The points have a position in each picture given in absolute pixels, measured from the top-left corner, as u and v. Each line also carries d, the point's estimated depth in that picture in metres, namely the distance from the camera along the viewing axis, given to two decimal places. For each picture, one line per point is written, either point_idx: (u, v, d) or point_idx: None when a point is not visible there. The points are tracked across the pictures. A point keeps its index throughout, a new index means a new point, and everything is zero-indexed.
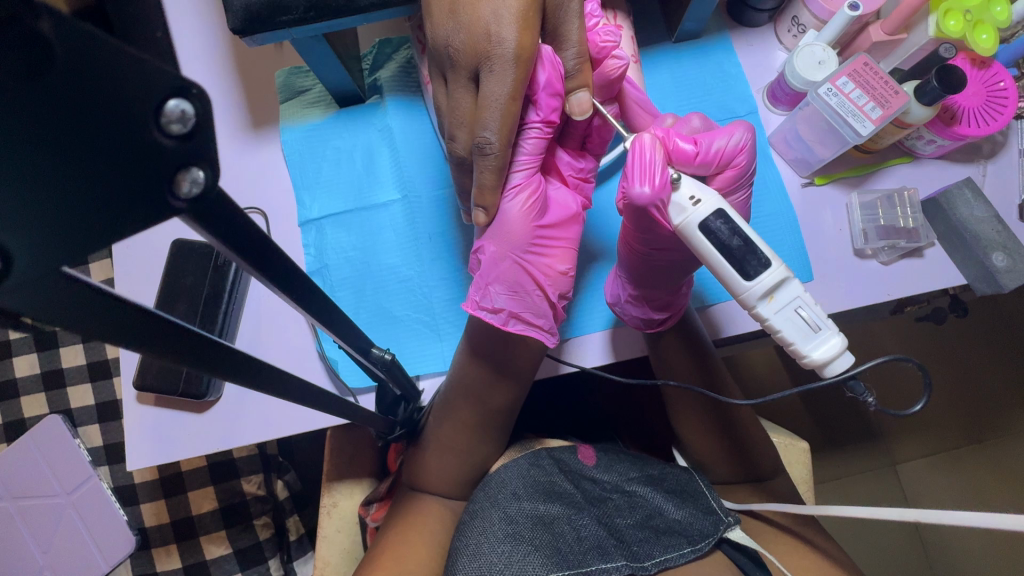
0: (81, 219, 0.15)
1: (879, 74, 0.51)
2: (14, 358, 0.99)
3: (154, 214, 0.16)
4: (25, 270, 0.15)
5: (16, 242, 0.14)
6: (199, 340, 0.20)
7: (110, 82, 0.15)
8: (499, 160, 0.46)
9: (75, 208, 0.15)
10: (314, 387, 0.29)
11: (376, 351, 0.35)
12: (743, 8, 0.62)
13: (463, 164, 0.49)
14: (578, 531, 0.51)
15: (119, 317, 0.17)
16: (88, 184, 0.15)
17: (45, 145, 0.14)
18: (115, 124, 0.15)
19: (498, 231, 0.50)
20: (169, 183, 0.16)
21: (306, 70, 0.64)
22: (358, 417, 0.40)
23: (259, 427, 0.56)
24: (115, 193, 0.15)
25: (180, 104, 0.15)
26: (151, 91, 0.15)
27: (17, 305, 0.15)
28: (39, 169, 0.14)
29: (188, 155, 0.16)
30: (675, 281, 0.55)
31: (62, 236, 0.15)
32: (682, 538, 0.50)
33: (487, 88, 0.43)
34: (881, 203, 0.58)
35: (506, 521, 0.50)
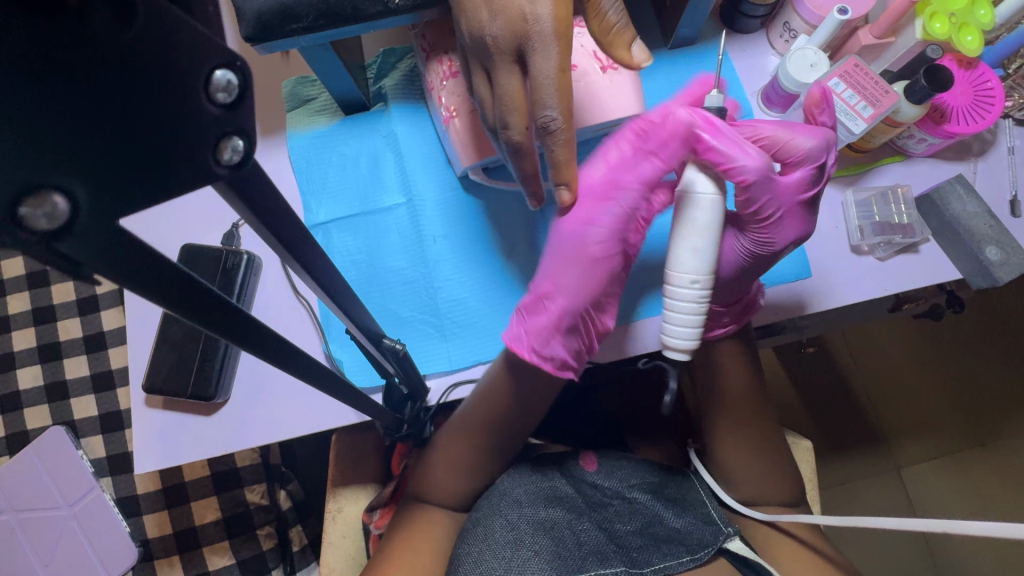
0: (133, 173, 0.16)
1: (869, 75, 0.53)
2: (17, 370, 1.00)
3: (196, 178, 0.17)
4: (88, 217, 0.15)
5: (79, 188, 0.15)
6: (225, 311, 0.20)
7: (163, 52, 0.15)
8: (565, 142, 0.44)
9: (128, 164, 0.16)
10: (328, 375, 0.30)
11: (387, 341, 0.36)
12: (736, 15, 0.64)
13: (519, 154, 0.46)
14: (577, 537, 0.52)
15: (163, 278, 0.18)
16: (141, 143, 0.16)
17: (105, 105, 0.15)
18: (166, 90, 0.16)
19: (558, 270, 0.54)
20: (213, 149, 0.17)
21: (313, 79, 0.65)
22: (369, 408, 0.40)
23: (266, 429, 0.57)
24: (162, 154, 0.16)
25: (226, 75, 0.16)
26: (202, 61, 0.16)
27: (77, 255, 0.15)
28: (90, 121, 0.15)
29: (230, 126, 0.17)
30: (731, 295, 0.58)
31: (119, 190, 0.16)
32: (682, 548, 0.52)
33: (535, 71, 0.40)
34: (875, 200, 0.60)
35: (508, 530, 0.51)
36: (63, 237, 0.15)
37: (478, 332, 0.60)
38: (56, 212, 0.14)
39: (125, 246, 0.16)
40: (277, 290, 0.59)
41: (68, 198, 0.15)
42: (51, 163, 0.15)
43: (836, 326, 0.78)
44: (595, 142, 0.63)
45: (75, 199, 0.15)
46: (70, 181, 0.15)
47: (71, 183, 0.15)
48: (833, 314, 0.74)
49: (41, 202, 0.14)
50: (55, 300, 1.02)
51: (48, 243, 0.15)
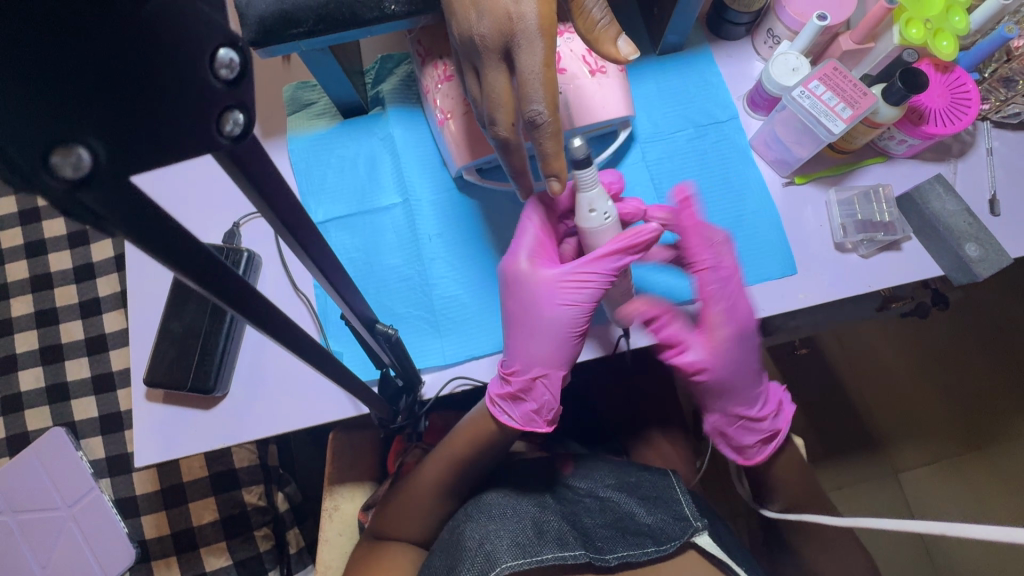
0: (145, 136, 0.17)
1: (848, 78, 0.55)
2: (20, 372, 1.01)
3: (199, 145, 0.18)
4: (107, 171, 0.16)
5: (95, 144, 0.16)
6: (232, 282, 0.21)
7: (172, 29, 0.17)
8: (552, 135, 0.45)
9: (141, 127, 0.17)
10: (323, 355, 0.31)
11: (381, 326, 0.38)
12: (722, 22, 0.67)
13: (511, 148, 0.48)
14: (541, 526, 0.55)
15: (175, 241, 0.19)
16: (153, 110, 0.17)
17: (123, 73, 0.16)
18: (173, 63, 0.17)
19: (527, 349, 0.55)
20: (216, 120, 0.18)
21: (313, 85, 0.67)
22: (360, 393, 0.42)
23: (264, 422, 0.58)
24: (170, 120, 0.18)
25: (229, 54, 0.18)
26: (208, 39, 0.17)
27: (94, 209, 0.16)
28: (108, 85, 0.16)
29: (231, 99, 0.18)
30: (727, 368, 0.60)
31: (133, 150, 0.17)
32: (648, 538, 0.54)
33: (520, 67, 0.42)
34: (858, 199, 0.62)
35: (478, 526, 0.55)
36: (83, 189, 0.16)
37: (472, 328, 0.61)
38: (80, 161, 0.16)
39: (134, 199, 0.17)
40: (276, 288, 0.60)
41: (88, 150, 0.16)
42: (72, 119, 0.16)
43: (826, 326, 0.80)
44: (587, 145, 0.65)
45: (93, 152, 0.16)
46: (88, 136, 0.16)
47: (90, 139, 0.16)
48: (822, 314, 0.76)
49: (67, 154, 0.16)
50: (58, 303, 1.03)
51: (71, 193, 0.16)
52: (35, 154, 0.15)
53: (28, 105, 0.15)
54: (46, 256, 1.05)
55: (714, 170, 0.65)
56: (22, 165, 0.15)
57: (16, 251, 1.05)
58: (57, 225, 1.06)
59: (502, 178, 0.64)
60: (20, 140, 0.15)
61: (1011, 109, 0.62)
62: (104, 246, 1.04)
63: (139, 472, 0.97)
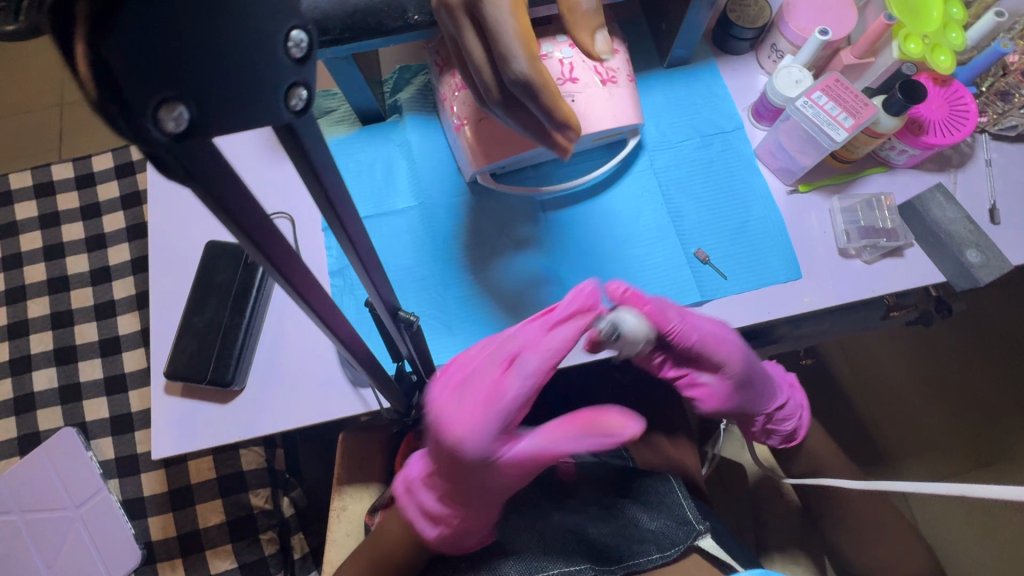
0: (227, 99, 0.16)
1: (849, 89, 0.58)
2: (33, 372, 1.03)
3: (263, 116, 0.17)
4: (196, 129, 0.15)
5: (189, 104, 0.15)
6: (285, 255, 0.22)
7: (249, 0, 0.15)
8: (546, 84, 0.43)
9: (225, 89, 0.16)
10: (351, 337, 0.33)
11: (403, 313, 0.39)
12: (727, 38, 0.69)
13: (518, 105, 0.45)
14: (546, 538, 0.56)
15: (240, 207, 0.19)
16: (235, 76, 0.16)
17: (214, 30, 0.15)
18: (250, 32, 0.16)
19: (471, 507, 0.47)
20: (284, 96, 0.17)
21: (334, 93, 0.70)
22: (377, 381, 0.43)
23: (279, 417, 0.59)
24: (246, 89, 0.16)
25: (300, 34, 0.17)
26: (284, 17, 0.16)
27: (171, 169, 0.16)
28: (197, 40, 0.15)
29: (297, 76, 0.17)
30: (752, 394, 0.60)
31: (216, 112, 0.16)
32: (652, 545, 0.56)
33: (496, 27, 0.41)
34: (860, 206, 0.63)
35: (486, 541, 0.56)
36: (174, 141, 0.15)
37: (483, 327, 0.62)
38: (180, 119, 0.15)
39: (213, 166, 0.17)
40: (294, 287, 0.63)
41: (180, 107, 0.15)
42: (167, 74, 0.14)
43: (831, 335, 0.81)
44: (595, 152, 0.67)
45: (186, 110, 0.15)
46: (180, 95, 0.15)
47: (187, 98, 0.15)
48: (826, 322, 0.77)
49: (169, 110, 0.14)
50: (74, 305, 1.05)
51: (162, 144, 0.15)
52: (140, 108, 0.14)
53: (131, 50, 0.13)
54: (65, 259, 1.07)
55: (719, 178, 0.67)
56: (127, 118, 0.14)
57: (35, 253, 1.07)
58: (76, 229, 1.08)
59: (515, 183, 0.67)
60: (126, 90, 0.14)
61: (1009, 122, 0.64)
62: (120, 250, 1.07)
63: (148, 474, 0.97)
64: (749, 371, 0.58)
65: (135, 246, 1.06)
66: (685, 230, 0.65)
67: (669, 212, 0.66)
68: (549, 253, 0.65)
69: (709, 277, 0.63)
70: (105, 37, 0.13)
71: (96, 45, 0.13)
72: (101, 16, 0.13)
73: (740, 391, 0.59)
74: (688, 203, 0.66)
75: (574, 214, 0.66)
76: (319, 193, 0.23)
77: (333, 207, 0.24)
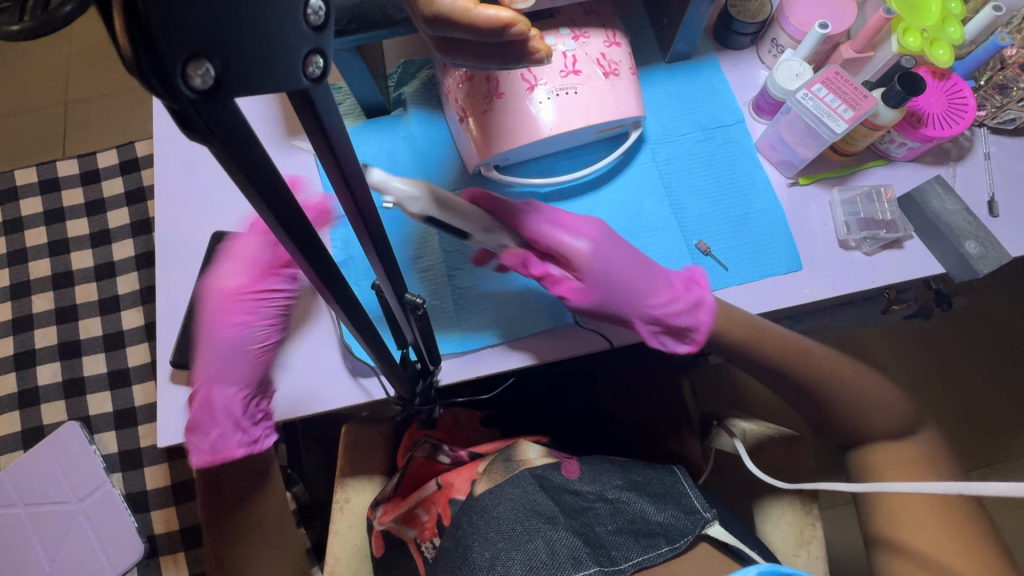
0: (250, 64, 0.16)
1: (849, 82, 0.58)
2: (38, 366, 1.03)
3: (285, 82, 0.18)
4: (220, 90, 0.16)
5: (216, 63, 0.15)
6: (298, 222, 0.23)
7: None
8: (460, 14, 0.30)
9: (248, 54, 0.16)
10: (360, 316, 0.33)
11: (409, 296, 0.40)
12: (728, 33, 0.70)
13: (461, 48, 0.33)
14: (552, 546, 0.53)
15: (260, 171, 0.19)
16: (257, 41, 0.16)
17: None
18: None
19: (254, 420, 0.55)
20: (303, 64, 0.18)
21: (339, 87, 0.71)
22: (384, 365, 0.43)
23: (283, 406, 0.60)
24: (267, 55, 0.17)
25: (318, 2, 0.18)
26: None
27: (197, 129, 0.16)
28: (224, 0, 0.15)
29: (315, 45, 0.18)
30: (615, 299, 0.58)
31: (240, 75, 0.16)
32: (662, 538, 0.56)
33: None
34: (860, 198, 0.64)
35: (489, 545, 0.54)
36: (198, 100, 0.16)
37: (486, 317, 0.63)
38: (206, 77, 0.15)
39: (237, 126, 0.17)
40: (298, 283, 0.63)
41: (208, 65, 0.15)
42: (197, 31, 0.15)
43: (831, 329, 0.81)
44: (597, 146, 0.68)
45: (213, 68, 0.15)
46: (208, 53, 0.15)
47: (215, 56, 0.15)
48: (827, 316, 0.78)
49: (197, 66, 0.15)
50: (78, 300, 1.06)
51: (185, 99, 0.15)
52: (171, 64, 0.15)
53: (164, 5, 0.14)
54: (69, 254, 1.08)
55: (720, 170, 0.68)
56: (157, 73, 0.15)
57: (39, 249, 1.08)
58: (81, 224, 1.09)
59: (518, 175, 0.67)
60: (159, 41, 0.14)
61: (1007, 115, 0.64)
62: (125, 246, 1.08)
63: (151, 468, 0.98)
64: (614, 264, 0.57)
65: (139, 242, 1.07)
66: (686, 223, 0.66)
67: (671, 204, 0.66)
68: None
69: (710, 268, 0.64)
70: None
71: (132, 1, 0.13)
72: None
73: (601, 286, 0.57)
74: (689, 196, 0.67)
75: (576, 206, 0.67)
76: (332, 165, 0.24)
77: (344, 180, 0.25)
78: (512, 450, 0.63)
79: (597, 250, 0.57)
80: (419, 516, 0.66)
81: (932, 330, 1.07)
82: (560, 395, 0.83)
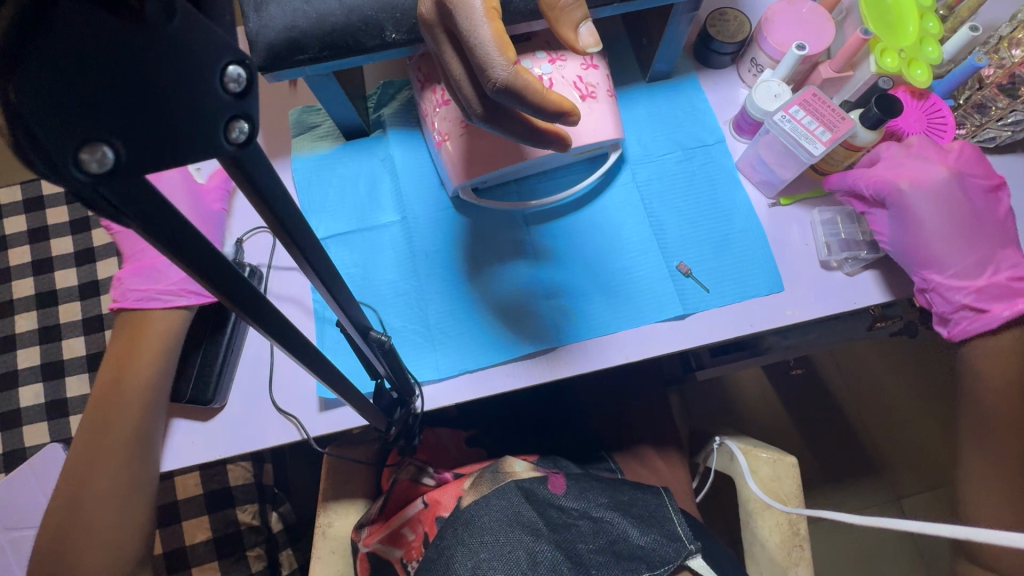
0: (158, 137, 0.16)
1: (826, 103, 0.58)
2: (20, 388, 1.02)
3: (203, 151, 0.17)
4: (125, 168, 0.16)
5: (114, 142, 0.15)
6: (238, 282, 0.22)
7: (180, 48, 0.16)
8: (534, 93, 0.36)
9: (152, 130, 0.16)
10: (321, 358, 0.32)
11: (375, 333, 0.39)
12: (708, 52, 0.70)
13: (504, 112, 0.39)
14: (535, 556, 0.52)
15: (183, 239, 0.18)
16: (161, 115, 0.16)
17: (136, 73, 0.15)
18: (176, 69, 0.16)
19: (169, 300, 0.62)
20: (223, 129, 0.17)
21: (317, 108, 0.71)
22: (353, 401, 0.42)
23: (259, 435, 0.59)
24: (174, 128, 0.17)
25: (238, 69, 0.17)
26: (217, 55, 0.17)
27: (107, 202, 0.16)
28: (117, 80, 0.15)
29: (237, 111, 0.17)
30: (952, 212, 0.60)
31: (148, 149, 0.16)
32: (643, 562, 0.55)
33: (470, 37, 0.35)
34: (841, 219, 0.64)
35: (471, 555, 0.51)
36: (100, 180, 0.15)
37: (468, 340, 0.62)
38: (104, 160, 0.15)
39: (152, 200, 0.17)
40: None
41: (106, 145, 0.15)
42: (90, 116, 0.15)
43: (817, 345, 0.81)
44: (578, 167, 0.68)
45: (111, 148, 0.15)
46: (105, 133, 0.15)
47: (114, 137, 0.15)
48: (814, 333, 0.77)
49: (92, 151, 0.15)
50: (62, 319, 1.05)
51: (86, 182, 0.15)
52: (59, 149, 0.14)
53: (47, 95, 0.14)
54: (53, 274, 1.06)
55: (701, 191, 0.67)
56: (43, 156, 0.14)
57: (23, 268, 1.07)
58: (65, 243, 1.08)
59: (497, 197, 0.67)
60: (44, 131, 0.14)
61: (986, 133, 0.64)
62: (108, 263, 1.06)
63: None
64: (933, 216, 0.60)
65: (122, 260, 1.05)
66: (667, 243, 0.66)
67: (653, 224, 0.66)
68: (534, 267, 0.65)
69: (691, 289, 0.63)
70: (13, 81, 0.13)
71: (3, 90, 0.13)
72: (7, 60, 0.13)
73: (976, 210, 0.61)
74: (670, 216, 0.67)
75: (556, 227, 0.67)
76: (273, 221, 0.23)
77: (289, 235, 0.24)
78: (499, 463, 0.62)
79: (929, 193, 0.60)
80: (405, 535, 0.64)
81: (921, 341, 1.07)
82: (547, 415, 0.82)
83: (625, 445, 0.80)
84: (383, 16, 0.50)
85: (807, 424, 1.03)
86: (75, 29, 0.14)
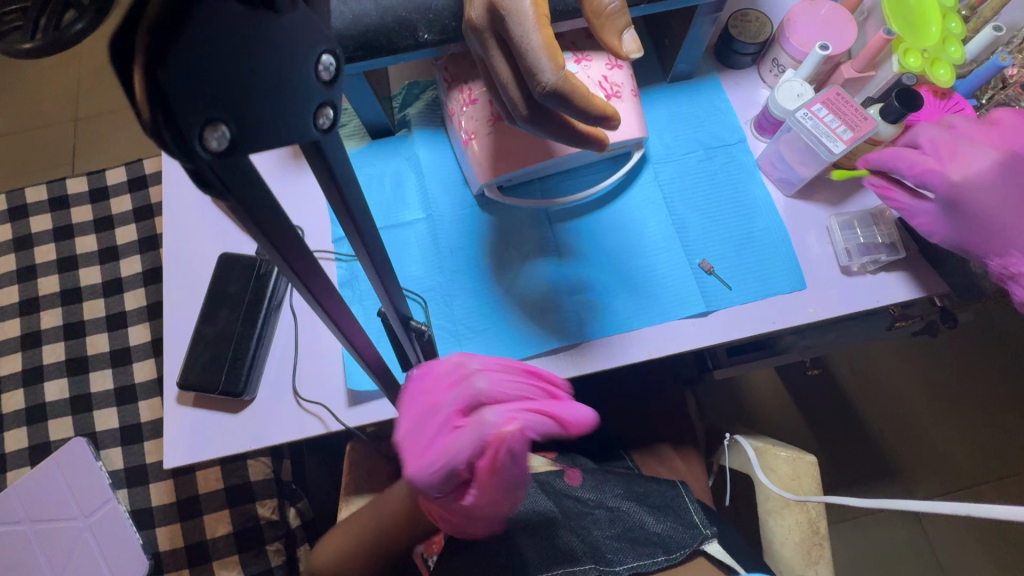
0: (265, 123, 0.18)
1: (849, 103, 0.59)
2: (45, 383, 1.04)
3: (297, 134, 0.19)
4: (235, 147, 0.17)
5: (230, 123, 0.17)
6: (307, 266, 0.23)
7: (290, 38, 0.17)
8: (580, 97, 0.37)
9: (262, 116, 0.17)
10: (366, 346, 0.34)
11: (415, 323, 0.40)
12: (729, 52, 0.71)
13: (547, 115, 0.40)
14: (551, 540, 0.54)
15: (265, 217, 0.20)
16: (271, 100, 0.17)
17: (256, 59, 0.16)
18: (286, 56, 0.17)
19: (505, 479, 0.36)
20: (314, 116, 0.19)
21: (345, 107, 0.73)
22: (388, 391, 0.43)
23: (288, 427, 0.60)
24: (277, 111, 0.18)
25: (329, 60, 0.19)
26: (316, 44, 0.18)
27: (215, 178, 0.17)
28: (240, 64, 0.16)
29: (326, 99, 0.19)
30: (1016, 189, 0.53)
31: (254, 131, 0.18)
32: (659, 547, 0.55)
33: (520, 43, 0.36)
34: (858, 222, 0.64)
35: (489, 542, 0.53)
36: (215, 157, 0.17)
37: (494, 335, 0.63)
38: (222, 138, 0.16)
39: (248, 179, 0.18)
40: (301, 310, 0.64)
41: (223, 125, 0.16)
42: (214, 98, 0.16)
43: (835, 344, 0.81)
44: (601, 165, 0.69)
45: (227, 127, 0.16)
46: (225, 114, 0.16)
47: (232, 118, 0.17)
48: (832, 332, 0.78)
49: (213, 130, 0.16)
50: (86, 316, 1.06)
51: (203, 158, 0.16)
52: (188, 127, 0.16)
53: (182, 75, 0.15)
54: (78, 271, 1.08)
55: (723, 189, 0.68)
56: (174, 135, 0.16)
57: (49, 265, 1.09)
58: (89, 241, 1.10)
59: (521, 195, 0.68)
60: (178, 107, 0.15)
61: None
62: (132, 262, 1.08)
63: (156, 485, 0.97)
64: (997, 195, 0.54)
65: (147, 258, 1.08)
66: (689, 241, 0.66)
67: (675, 221, 0.67)
68: (558, 263, 0.66)
69: (713, 287, 0.64)
70: (162, 64, 0.15)
71: (153, 72, 0.15)
72: (160, 46, 0.14)
73: None
74: (692, 214, 0.67)
75: (580, 225, 0.67)
76: (339, 208, 0.24)
77: (353, 219, 0.25)
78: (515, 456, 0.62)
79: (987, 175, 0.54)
80: None
81: (937, 343, 1.06)
82: None
83: (644, 443, 0.81)
84: (417, 16, 0.52)
85: (824, 425, 1.03)
86: (216, 16, 0.15)
